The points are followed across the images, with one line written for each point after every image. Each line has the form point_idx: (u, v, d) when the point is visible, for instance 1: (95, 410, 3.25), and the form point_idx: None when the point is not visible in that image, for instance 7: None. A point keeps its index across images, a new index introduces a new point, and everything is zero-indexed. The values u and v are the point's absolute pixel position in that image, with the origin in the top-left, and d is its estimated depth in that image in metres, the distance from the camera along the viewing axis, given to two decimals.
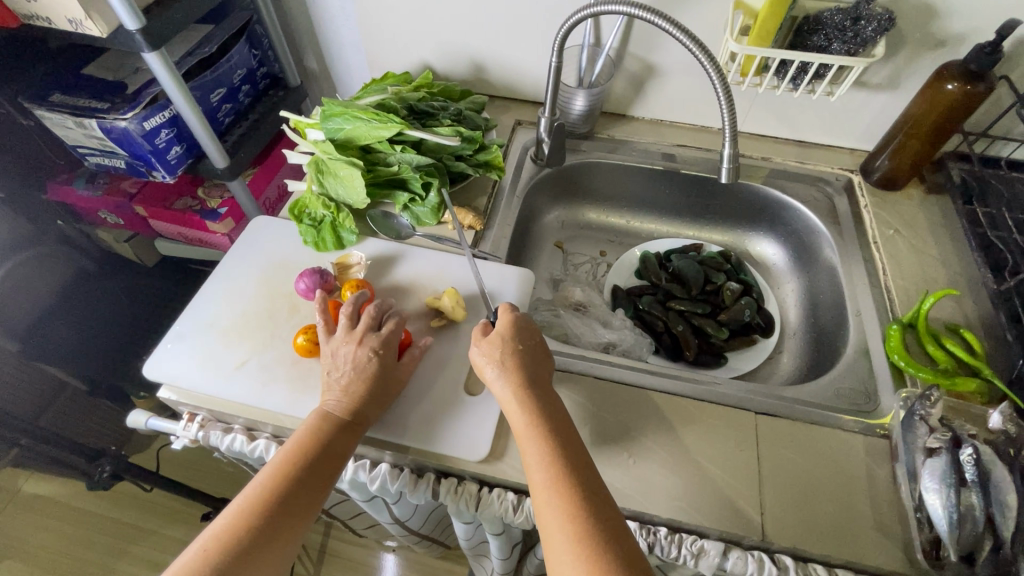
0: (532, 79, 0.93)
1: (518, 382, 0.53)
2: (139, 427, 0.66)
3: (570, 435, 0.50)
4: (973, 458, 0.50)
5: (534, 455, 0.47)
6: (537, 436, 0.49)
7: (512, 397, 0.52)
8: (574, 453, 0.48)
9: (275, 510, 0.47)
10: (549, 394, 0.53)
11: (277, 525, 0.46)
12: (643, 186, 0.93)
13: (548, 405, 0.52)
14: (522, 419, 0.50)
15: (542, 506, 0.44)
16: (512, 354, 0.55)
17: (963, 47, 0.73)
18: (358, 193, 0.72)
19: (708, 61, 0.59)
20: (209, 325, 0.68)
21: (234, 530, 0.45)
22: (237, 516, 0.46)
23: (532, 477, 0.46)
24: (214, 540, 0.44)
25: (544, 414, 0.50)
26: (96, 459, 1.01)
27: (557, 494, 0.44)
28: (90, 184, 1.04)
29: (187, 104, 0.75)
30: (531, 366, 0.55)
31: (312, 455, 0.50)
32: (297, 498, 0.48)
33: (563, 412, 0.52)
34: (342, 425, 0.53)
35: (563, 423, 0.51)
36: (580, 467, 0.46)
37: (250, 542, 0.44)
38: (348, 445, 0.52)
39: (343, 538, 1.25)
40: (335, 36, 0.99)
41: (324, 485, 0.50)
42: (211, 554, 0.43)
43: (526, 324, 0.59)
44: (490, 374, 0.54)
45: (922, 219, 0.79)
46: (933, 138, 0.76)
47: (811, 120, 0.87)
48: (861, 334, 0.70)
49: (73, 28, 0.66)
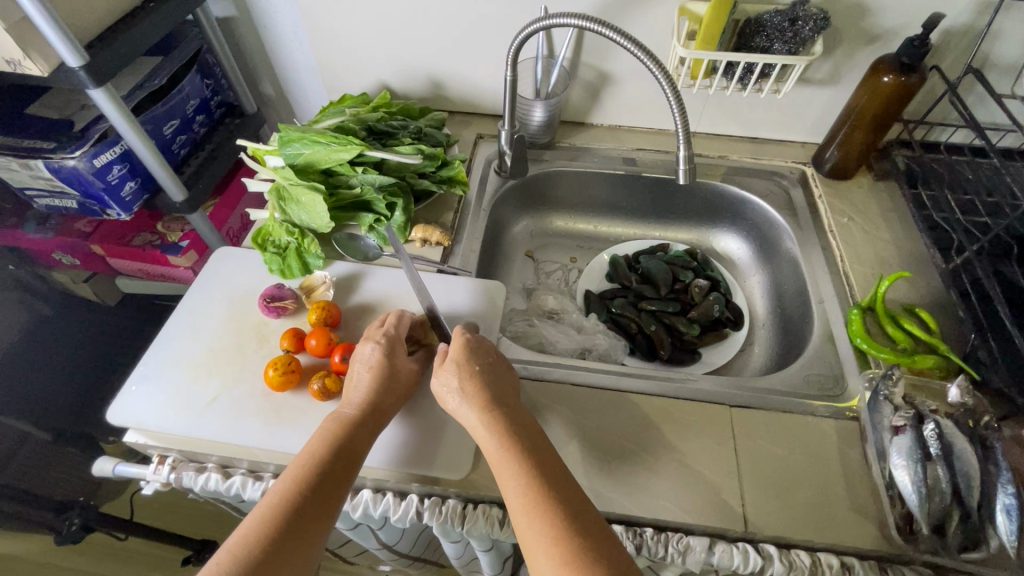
0: (490, 93, 0.94)
1: (485, 406, 0.53)
2: (105, 475, 0.63)
3: (547, 456, 0.49)
4: (936, 433, 0.53)
5: (510, 480, 0.47)
6: (510, 459, 0.48)
7: (479, 423, 0.52)
8: (553, 473, 0.47)
9: (293, 518, 0.45)
10: (519, 415, 0.53)
11: (295, 536, 0.44)
12: (607, 190, 0.95)
13: (518, 426, 0.51)
14: (492, 442, 0.50)
15: (523, 532, 0.44)
16: (472, 380, 0.55)
17: (895, 41, 0.77)
18: (320, 217, 0.71)
19: (656, 67, 0.61)
20: (175, 363, 0.66)
21: (249, 541, 0.43)
22: (252, 527, 0.44)
23: (511, 503, 0.46)
24: (228, 555, 0.42)
25: (515, 435, 0.50)
26: (63, 513, 0.96)
27: (540, 519, 0.43)
28: (41, 226, 1.00)
29: (138, 138, 0.73)
30: (496, 389, 0.55)
31: (325, 460, 0.49)
32: (313, 504, 0.46)
33: (537, 432, 0.52)
34: (355, 424, 0.53)
35: (536, 443, 0.50)
36: (563, 486, 0.46)
37: (270, 551, 0.43)
38: (362, 444, 0.52)
39: (334, 568, 1.22)
40: (290, 61, 0.98)
41: (340, 488, 0.49)
42: (227, 567, 0.41)
43: (484, 348, 0.59)
44: (454, 404, 0.54)
45: (873, 205, 0.83)
46: (876, 128, 0.80)
47: (762, 118, 0.90)
48: (825, 321, 0.72)
49: (12, 68, 0.64)
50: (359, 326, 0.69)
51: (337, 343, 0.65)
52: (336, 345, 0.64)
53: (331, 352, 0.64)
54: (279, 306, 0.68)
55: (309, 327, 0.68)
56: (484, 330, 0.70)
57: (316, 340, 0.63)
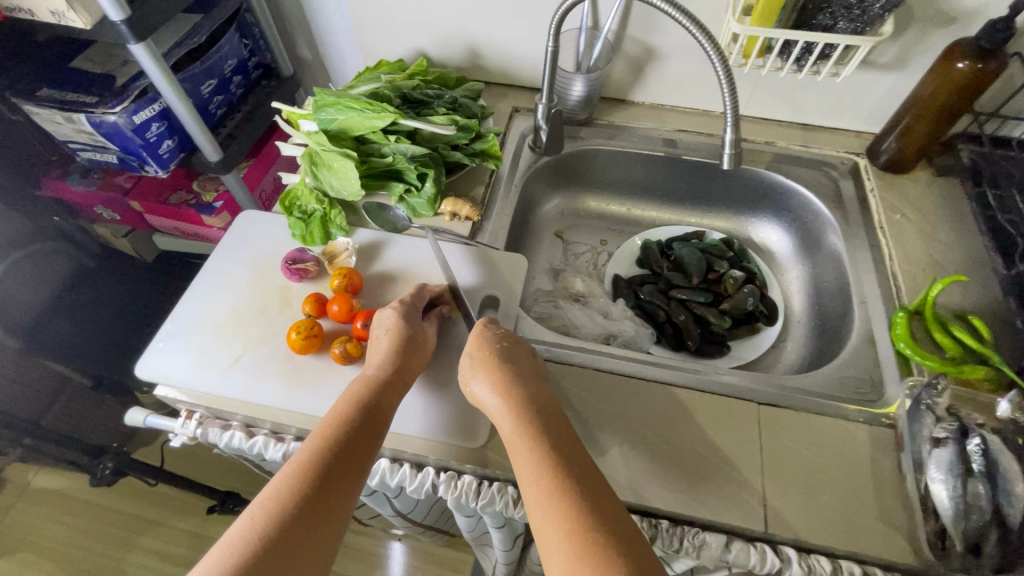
0: (529, 65, 0.91)
1: (505, 390, 0.52)
2: (137, 425, 0.64)
3: (568, 442, 0.47)
4: (980, 449, 0.50)
5: (524, 462, 0.46)
6: (525, 443, 0.47)
7: (499, 404, 0.52)
8: (572, 460, 0.46)
9: (323, 476, 0.45)
10: (541, 397, 0.52)
11: (324, 493, 0.44)
12: (643, 172, 0.91)
13: (539, 407, 0.51)
14: (510, 423, 0.50)
15: (536, 515, 0.42)
16: (492, 364, 0.55)
17: (975, 24, 0.71)
18: (351, 184, 0.70)
19: (709, 44, 0.57)
20: (204, 321, 0.67)
21: (279, 496, 0.43)
22: (283, 484, 0.44)
23: (524, 490, 0.44)
24: (259, 510, 0.42)
25: (536, 419, 0.49)
26: (98, 456, 0.99)
27: (553, 507, 0.41)
28: (84, 179, 1.02)
29: (176, 96, 0.74)
30: (517, 372, 0.54)
31: (352, 421, 0.49)
32: (343, 462, 0.46)
33: (561, 418, 0.51)
34: (383, 386, 0.53)
35: (557, 426, 0.49)
36: (582, 469, 0.45)
37: (299, 509, 0.42)
38: (389, 406, 0.53)
39: (352, 529, 1.25)
40: (328, 24, 0.97)
41: (369, 450, 0.49)
42: (258, 522, 0.41)
43: (505, 336, 0.59)
44: (476, 386, 0.55)
45: (930, 203, 0.77)
46: (943, 119, 0.74)
47: (815, 103, 0.85)
48: (867, 322, 0.68)
49: (56, 19, 0.65)
50: (381, 294, 0.69)
51: (359, 310, 0.65)
52: (357, 312, 0.65)
53: (353, 318, 0.64)
54: (301, 269, 0.69)
55: (331, 292, 0.68)
56: (508, 306, 0.69)
57: (339, 306, 0.63)
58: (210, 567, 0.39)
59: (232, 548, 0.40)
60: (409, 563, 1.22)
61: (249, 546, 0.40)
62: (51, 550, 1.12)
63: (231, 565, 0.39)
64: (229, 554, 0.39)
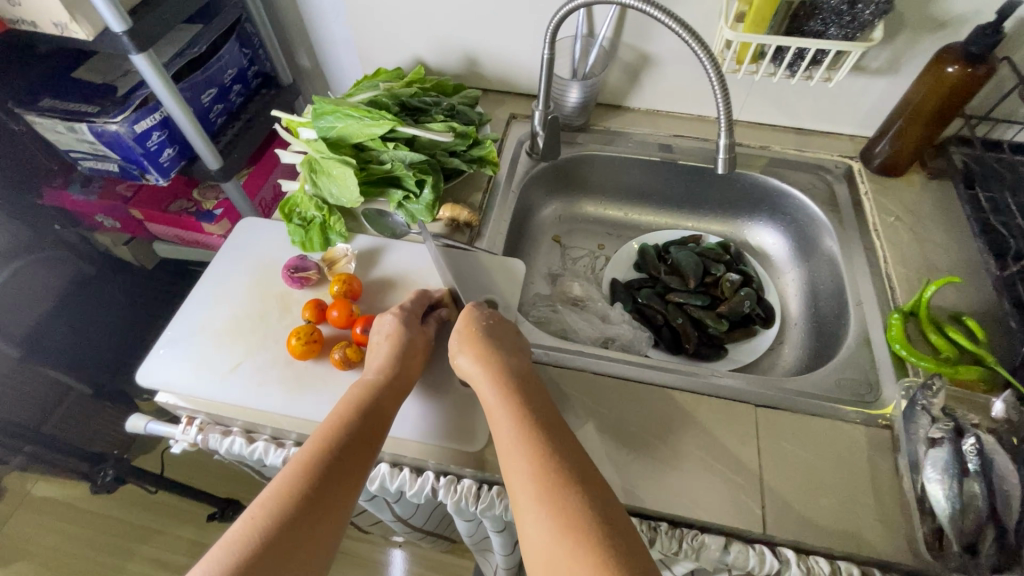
0: (525, 72, 0.92)
1: (488, 361, 0.53)
2: (138, 432, 0.64)
3: (549, 413, 0.49)
4: (976, 448, 0.50)
5: (503, 429, 0.47)
6: (505, 411, 0.48)
7: (481, 373, 0.53)
8: (556, 431, 0.46)
9: (323, 475, 0.45)
10: (524, 371, 0.53)
11: (324, 492, 0.45)
12: (639, 177, 0.92)
13: (523, 380, 0.52)
14: (491, 391, 0.51)
15: (513, 477, 0.44)
16: (476, 338, 0.56)
17: (964, 29, 0.72)
18: (350, 191, 0.71)
19: (702, 51, 0.58)
20: (204, 328, 0.68)
21: (280, 494, 0.43)
22: (282, 483, 0.44)
23: (503, 454, 0.46)
24: (261, 509, 0.42)
25: (517, 389, 0.50)
26: (99, 464, 0.99)
27: (529, 468, 0.43)
28: (84, 188, 1.02)
29: (176, 105, 0.74)
30: (501, 347, 0.55)
31: (352, 422, 0.50)
32: (343, 461, 0.47)
33: (541, 391, 0.52)
34: (383, 389, 0.54)
35: (540, 398, 0.50)
36: (561, 436, 0.46)
37: (299, 507, 0.43)
38: (388, 408, 0.53)
39: (352, 535, 1.25)
40: (326, 33, 0.98)
41: (369, 450, 0.49)
42: (258, 520, 0.42)
43: (491, 313, 0.60)
44: (460, 359, 0.56)
45: (924, 205, 0.78)
46: (935, 123, 0.74)
47: (809, 107, 0.86)
48: (863, 324, 0.69)
49: (59, 31, 0.66)
50: (380, 300, 0.70)
51: (358, 316, 0.66)
52: (357, 317, 0.65)
53: (352, 324, 0.65)
54: (303, 277, 0.69)
55: (331, 298, 0.69)
56: (505, 310, 0.69)
57: (338, 311, 0.64)
58: (211, 564, 0.39)
59: (233, 545, 0.40)
60: (409, 570, 1.22)
61: (250, 544, 0.40)
62: (51, 560, 1.12)
63: (232, 563, 0.39)
64: (230, 552, 0.40)
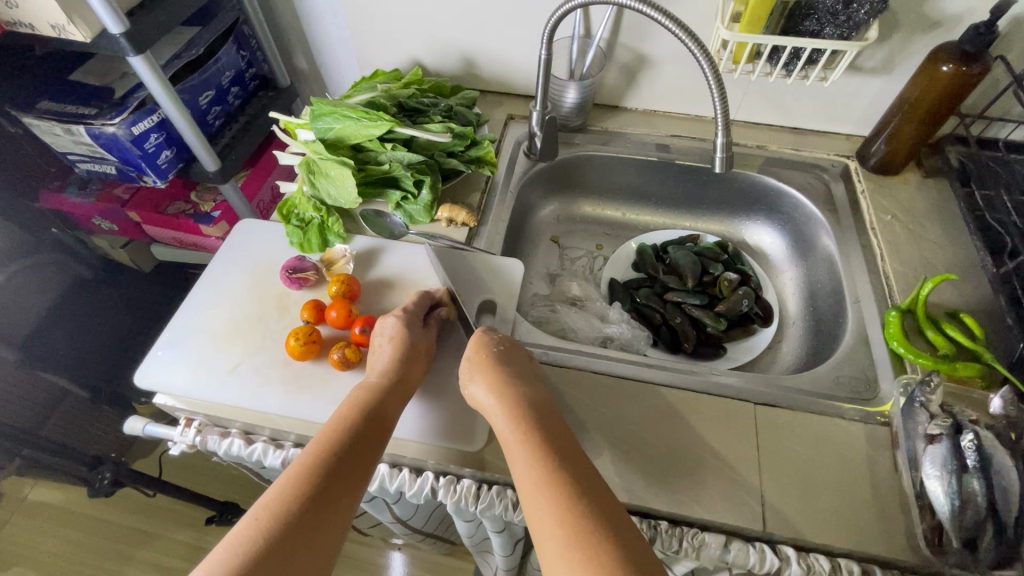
0: (523, 72, 0.92)
1: (501, 389, 0.53)
2: (136, 434, 0.64)
3: (564, 440, 0.48)
4: (974, 444, 0.50)
5: (519, 460, 0.47)
6: (521, 442, 0.48)
7: (495, 403, 0.53)
8: (571, 458, 0.46)
9: (326, 478, 0.45)
10: (538, 397, 0.53)
11: (327, 496, 0.44)
12: (637, 177, 0.92)
13: (537, 407, 0.51)
14: (506, 423, 0.50)
15: (531, 507, 0.43)
16: (489, 366, 0.56)
17: (958, 28, 0.72)
18: (348, 192, 0.71)
19: (699, 51, 0.59)
20: (203, 329, 0.67)
21: (282, 497, 0.43)
22: (286, 486, 0.44)
23: (520, 486, 0.45)
24: (264, 511, 0.42)
25: (531, 418, 0.50)
26: (96, 467, 0.99)
27: (549, 499, 0.43)
28: (82, 191, 1.02)
29: (174, 107, 0.74)
30: (514, 374, 0.55)
31: (354, 425, 0.50)
32: (346, 465, 0.47)
33: (557, 418, 0.51)
34: (385, 392, 0.54)
35: (554, 425, 0.50)
36: (577, 464, 0.46)
37: (303, 510, 0.43)
38: (391, 412, 0.53)
39: (351, 538, 1.25)
40: (324, 35, 0.98)
41: (371, 453, 0.49)
42: (261, 522, 0.42)
43: (503, 339, 0.60)
44: (473, 388, 0.55)
45: (920, 204, 0.79)
46: (930, 121, 0.75)
47: (805, 106, 0.86)
48: (860, 321, 0.69)
49: (57, 33, 0.66)
50: (379, 300, 0.70)
51: (357, 317, 0.66)
52: (355, 317, 0.65)
53: (351, 324, 0.64)
54: (301, 278, 0.69)
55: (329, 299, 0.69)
56: (503, 310, 0.70)
57: (337, 311, 0.64)
58: (213, 566, 0.39)
59: (238, 546, 0.40)
60: (409, 572, 1.21)
61: (253, 546, 0.40)
62: (48, 564, 1.12)
63: (236, 564, 0.39)
64: (233, 553, 0.40)
